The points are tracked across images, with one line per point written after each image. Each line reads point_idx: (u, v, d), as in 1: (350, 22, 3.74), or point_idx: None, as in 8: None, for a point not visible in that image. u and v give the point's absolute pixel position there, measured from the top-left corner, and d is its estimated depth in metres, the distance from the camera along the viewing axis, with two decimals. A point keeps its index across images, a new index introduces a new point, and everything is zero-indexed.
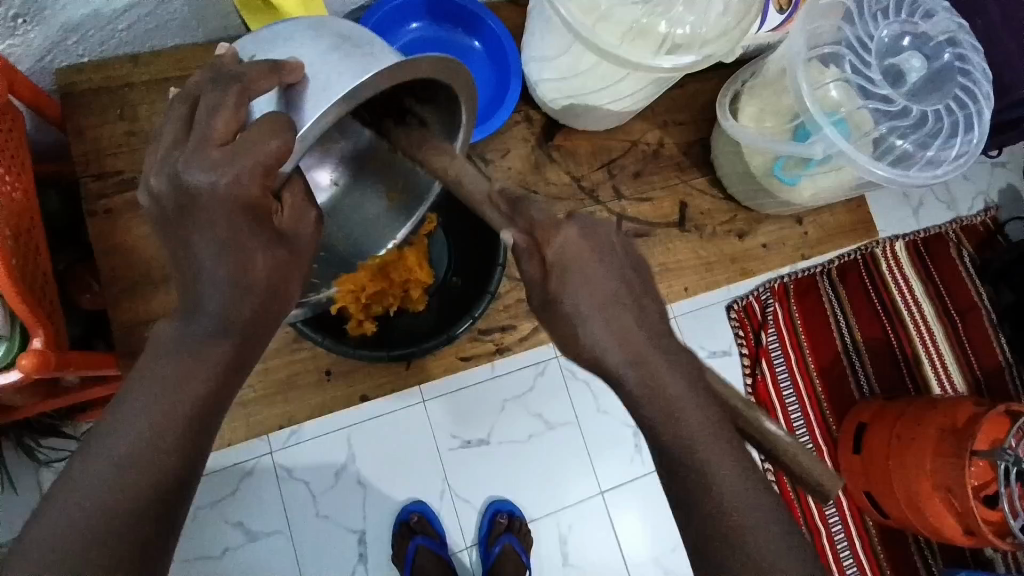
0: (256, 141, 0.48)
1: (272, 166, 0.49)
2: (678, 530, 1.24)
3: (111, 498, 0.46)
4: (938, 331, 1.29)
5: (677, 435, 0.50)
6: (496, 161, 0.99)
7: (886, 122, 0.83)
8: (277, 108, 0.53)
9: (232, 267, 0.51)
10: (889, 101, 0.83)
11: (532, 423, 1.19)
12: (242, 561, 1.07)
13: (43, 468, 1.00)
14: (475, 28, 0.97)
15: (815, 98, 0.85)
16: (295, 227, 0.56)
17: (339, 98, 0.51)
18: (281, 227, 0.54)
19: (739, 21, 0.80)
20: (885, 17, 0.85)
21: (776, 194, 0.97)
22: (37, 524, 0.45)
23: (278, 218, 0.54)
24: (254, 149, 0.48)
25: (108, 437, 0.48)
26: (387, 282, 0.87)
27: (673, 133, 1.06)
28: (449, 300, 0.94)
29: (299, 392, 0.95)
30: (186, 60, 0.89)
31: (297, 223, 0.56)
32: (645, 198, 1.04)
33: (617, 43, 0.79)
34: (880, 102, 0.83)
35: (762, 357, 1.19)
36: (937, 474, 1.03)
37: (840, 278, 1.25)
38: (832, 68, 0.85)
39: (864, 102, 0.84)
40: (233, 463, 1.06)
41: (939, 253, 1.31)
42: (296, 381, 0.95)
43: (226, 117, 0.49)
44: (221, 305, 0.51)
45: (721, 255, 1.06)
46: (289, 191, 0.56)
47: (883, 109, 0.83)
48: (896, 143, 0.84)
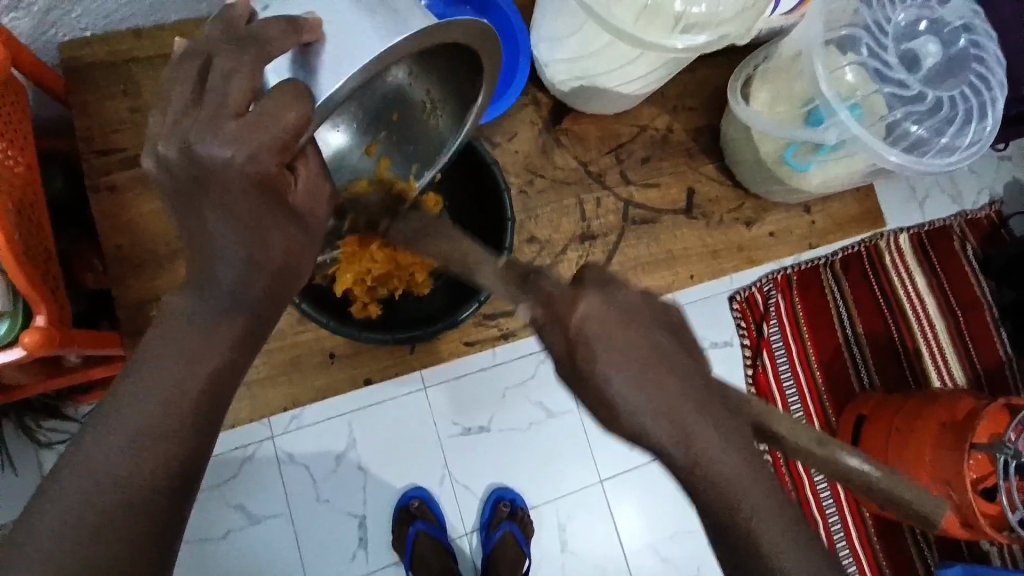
0: (275, 113, 0.46)
1: (290, 141, 0.47)
2: (676, 518, 1.25)
3: (118, 474, 0.46)
4: (940, 324, 1.29)
5: (693, 423, 0.49)
6: (504, 144, 0.98)
7: (901, 108, 0.82)
8: (293, 73, 0.51)
9: (253, 245, 0.50)
10: (904, 86, 0.83)
11: (533, 410, 1.19)
12: (243, 544, 1.07)
13: (43, 449, 0.99)
14: (485, 8, 0.95)
15: (831, 83, 0.83)
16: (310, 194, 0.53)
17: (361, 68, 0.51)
18: (296, 204, 0.52)
19: (756, 2, 0.78)
20: (901, 1, 0.84)
21: (785, 181, 0.96)
22: (43, 499, 0.46)
23: (293, 194, 0.51)
24: (274, 126, 0.46)
25: (114, 413, 0.48)
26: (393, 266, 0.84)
27: (683, 119, 1.05)
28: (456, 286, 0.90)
29: (304, 373, 0.95)
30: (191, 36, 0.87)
31: (312, 203, 0.53)
32: (653, 184, 1.03)
33: (632, 22, 0.77)
34: (896, 87, 0.83)
35: (764, 348, 1.19)
36: (937, 467, 1.03)
37: (844, 271, 1.24)
38: (848, 53, 0.84)
39: (880, 87, 0.83)
40: (234, 447, 1.06)
41: (945, 246, 1.30)
42: (301, 362, 0.95)
43: (243, 87, 0.46)
44: (234, 284, 0.50)
45: (728, 243, 1.05)
46: (303, 163, 0.53)
47: (899, 95, 0.82)
48: (911, 130, 0.83)
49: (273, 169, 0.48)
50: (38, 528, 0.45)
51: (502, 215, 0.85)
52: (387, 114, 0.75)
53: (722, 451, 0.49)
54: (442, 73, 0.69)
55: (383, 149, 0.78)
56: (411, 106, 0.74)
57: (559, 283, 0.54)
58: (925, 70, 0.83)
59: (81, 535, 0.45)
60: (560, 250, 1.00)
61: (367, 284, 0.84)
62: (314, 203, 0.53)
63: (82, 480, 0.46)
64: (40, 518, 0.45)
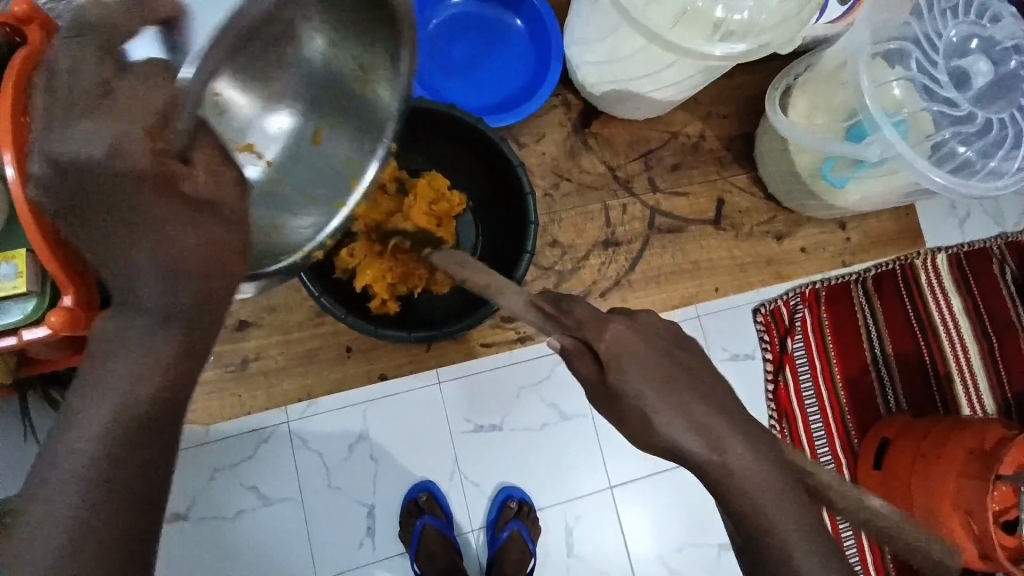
0: (141, 97, 0.45)
1: (154, 123, 0.44)
2: (685, 529, 1.23)
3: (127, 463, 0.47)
4: (973, 349, 1.21)
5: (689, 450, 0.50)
6: (531, 145, 0.97)
7: (950, 128, 0.79)
8: (159, 52, 0.48)
9: None
10: (954, 105, 0.79)
11: (545, 412, 1.19)
12: (254, 524, 1.09)
13: None
14: (517, 6, 0.94)
15: (877, 96, 0.80)
16: (215, 186, 0.47)
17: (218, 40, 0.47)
18: (199, 194, 0.46)
19: (800, 9, 0.75)
20: (954, 15, 0.80)
21: (819, 196, 0.93)
22: (64, 481, 0.47)
23: (190, 183, 0.46)
24: (141, 109, 0.44)
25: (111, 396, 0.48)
26: (410, 263, 0.84)
27: (716, 126, 1.03)
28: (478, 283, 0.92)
29: (319, 364, 1.07)
30: None
31: (219, 187, 0.47)
32: (681, 193, 1.02)
33: (669, 26, 0.75)
34: (944, 105, 0.79)
35: (788, 363, 1.13)
36: (959, 494, 0.99)
37: (876, 287, 1.18)
38: (897, 66, 0.81)
39: (928, 104, 0.79)
40: (250, 429, 1.08)
41: (982, 268, 1.22)
42: (317, 354, 1.07)
43: (100, 77, 0.45)
44: None
45: (757, 256, 1.06)
46: (200, 152, 0.47)
47: (948, 113, 0.79)
48: (958, 150, 0.79)
49: (146, 159, 0.43)
50: (57, 501, 0.47)
51: (527, 220, 0.82)
52: (321, 104, 0.67)
53: None
54: (360, 36, 0.63)
55: (330, 134, 0.69)
56: (341, 83, 0.66)
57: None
58: (975, 89, 0.79)
59: (106, 510, 0.47)
60: (582, 255, 0.98)
61: (386, 280, 0.84)
62: (222, 194, 0.48)
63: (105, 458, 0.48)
64: (64, 501, 0.47)
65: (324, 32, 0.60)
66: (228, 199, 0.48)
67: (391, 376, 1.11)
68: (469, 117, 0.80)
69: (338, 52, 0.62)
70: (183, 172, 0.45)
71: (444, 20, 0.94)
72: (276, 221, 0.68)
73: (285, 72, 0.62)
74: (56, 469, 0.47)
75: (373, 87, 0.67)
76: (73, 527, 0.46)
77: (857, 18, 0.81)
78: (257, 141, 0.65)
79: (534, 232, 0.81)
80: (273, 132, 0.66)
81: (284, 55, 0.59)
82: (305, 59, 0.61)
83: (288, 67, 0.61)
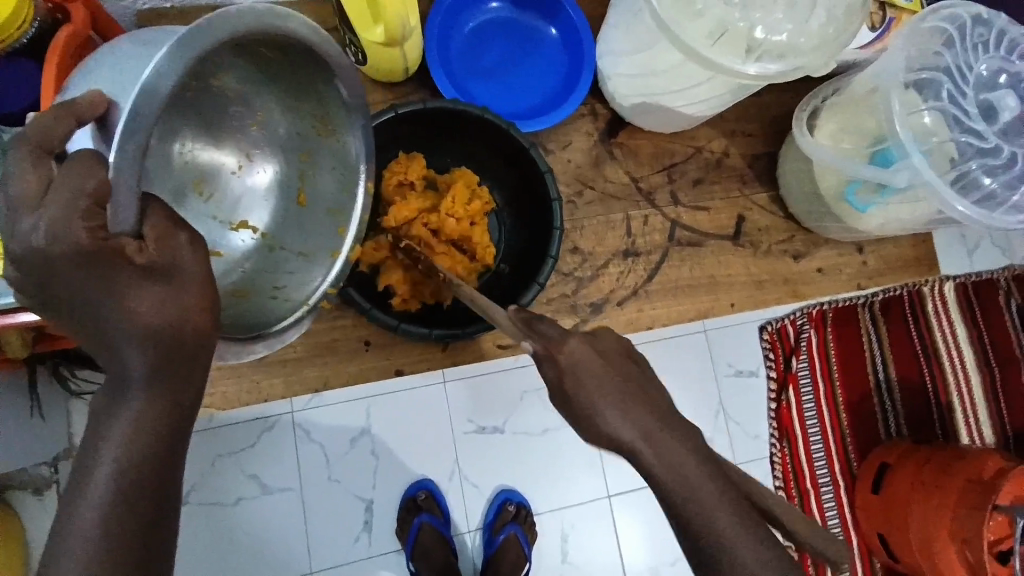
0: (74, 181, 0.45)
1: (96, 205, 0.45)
2: (680, 542, 1.23)
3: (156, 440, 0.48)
4: (975, 380, 1.21)
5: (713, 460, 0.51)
6: (558, 152, 0.98)
7: (977, 159, 0.79)
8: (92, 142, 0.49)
9: None
10: (982, 137, 0.80)
11: (549, 417, 1.19)
12: (253, 512, 1.09)
13: (74, 399, 0.99)
14: (553, 15, 0.95)
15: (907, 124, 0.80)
16: (168, 253, 0.49)
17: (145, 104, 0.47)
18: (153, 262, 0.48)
19: (839, 33, 0.77)
20: (985, 50, 0.81)
21: (842, 219, 0.94)
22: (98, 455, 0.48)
23: (141, 255, 0.47)
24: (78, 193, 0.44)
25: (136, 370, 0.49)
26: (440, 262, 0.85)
27: (740, 143, 1.04)
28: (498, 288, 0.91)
29: (338, 358, 1.07)
30: None
31: (172, 254, 0.49)
32: (702, 207, 1.03)
33: (708, 43, 0.76)
34: (973, 136, 0.80)
35: (790, 383, 1.13)
36: (956, 523, 0.99)
37: (882, 312, 1.19)
38: (928, 96, 0.82)
39: (956, 134, 0.80)
40: (255, 417, 1.08)
41: (988, 300, 1.23)
42: (338, 347, 1.07)
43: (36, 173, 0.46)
44: None
45: (774, 275, 1.06)
46: (152, 222, 0.49)
47: (976, 145, 0.80)
48: (984, 181, 0.79)
49: (86, 239, 0.45)
50: (102, 470, 0.49)
51: (551, 223, 0.82)
52: (293, 162, 0.73)
53: None
54: (294, 86, 0.67)
55: (311, 192, 0.74)
56: (308, 139, 0.72)
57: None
58: (1002, 123, 0.80)
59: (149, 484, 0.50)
60: (601, 263, 0.99)
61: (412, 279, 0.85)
62: (176, 257, 0.50)
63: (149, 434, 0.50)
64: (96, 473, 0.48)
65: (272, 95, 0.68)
66: (185, 262, 0.50)
67: (407, 372, 1.11)
68: (500, 120, 0.81)
69: (296, 113, 0.69)
70: (131, 246, 0.47)
71: (479, 23, 0.95)
72: (276, 285, 0.71)
73: (258, 146, 0.71)
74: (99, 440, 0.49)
75: (337, 132, 0.71)
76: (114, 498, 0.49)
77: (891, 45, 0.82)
78: (245, 214, 0.72)
79: (557, 236, 0.82)
80: (257, 203, 0.72)
81: (247, 129, 0.69)
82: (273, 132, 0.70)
83: (259, 142, 0.70)
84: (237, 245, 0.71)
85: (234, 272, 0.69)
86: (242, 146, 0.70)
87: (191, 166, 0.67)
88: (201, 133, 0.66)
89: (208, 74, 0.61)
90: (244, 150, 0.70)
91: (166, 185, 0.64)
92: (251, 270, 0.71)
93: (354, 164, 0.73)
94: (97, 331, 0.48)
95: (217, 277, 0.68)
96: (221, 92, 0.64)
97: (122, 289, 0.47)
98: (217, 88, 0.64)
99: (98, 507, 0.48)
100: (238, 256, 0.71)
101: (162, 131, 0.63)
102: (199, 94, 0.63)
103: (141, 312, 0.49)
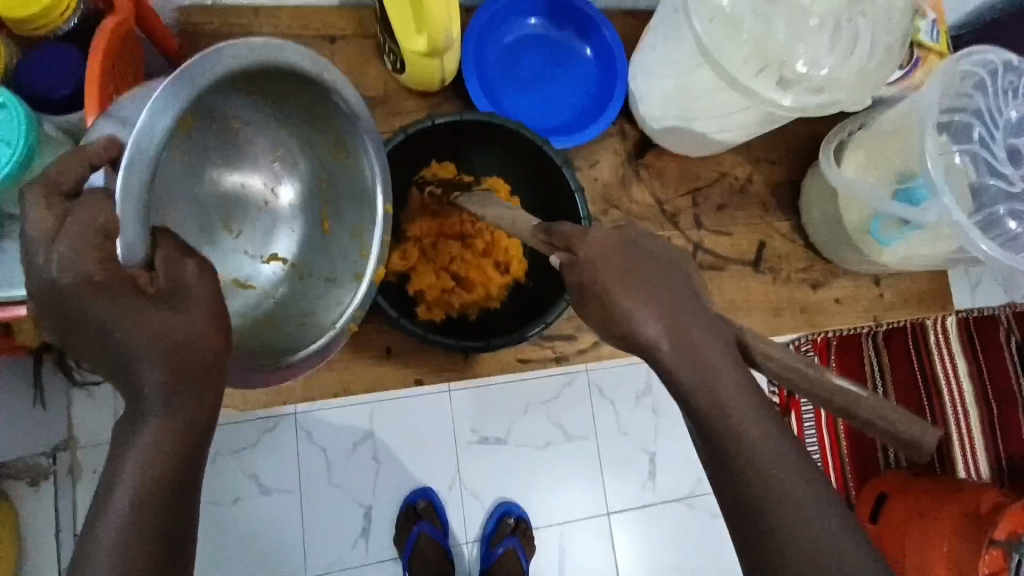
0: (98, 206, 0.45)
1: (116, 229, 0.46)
2: (674, 561, 1.23)
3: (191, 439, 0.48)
4: (975, 416, 1.21)
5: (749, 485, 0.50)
6: (585, 169, 0.99)
7: (1004, 203, 0.81)
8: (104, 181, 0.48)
9: None
10: (1009, 180, 0.81)
11: (552, 431, 1.19)
12: (252, 513, 1.08)
13: (75, 388, 0.98)
14: (588, 36, 0.96)
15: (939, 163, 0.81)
16: (178, 279, 0.48)
17: (136, 134, 0.47)
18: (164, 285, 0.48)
19: (874, 73, 0.79)
20: (1015, 96, 0.83)
21: (863, 250, 0.96)
22: (131, 452, 0.48)
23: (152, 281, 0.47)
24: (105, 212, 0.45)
25: (174, 371, 0.49)
26: (472, 268, 0.86)
27: (764, 171, 1.05)
28: (524, 304, 0.90)
29: (357, 365, 1.05)
30: (308, 21, 0.93)
31: (181, 280, 0.49)
32: (725, 231, 1.04)
33: (748, 75, 0.77)
34: (1002, 180, 0.81)
35: (792, 409, 1.17)
36: (953, 558, 1.00)
37: (885, 342, 1.18)
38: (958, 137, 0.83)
39: (986, 177, 0.81)
40: (259, 417, 1.07)
41: (990, 335, 1.23)
42: (356, 357, 1.04)
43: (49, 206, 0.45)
44: None
45: (792, 302, 1.07)
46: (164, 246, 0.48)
47: (1004, 188, 0.81)
48: (1010, 224, 0.81)
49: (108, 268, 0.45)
50: (134, 456, 0.48)
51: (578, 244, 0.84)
52: (315, 192, 0.73)
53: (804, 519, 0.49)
54: (304, 114, 0.68)
55: (335, 221, 0.73)
56: (327, 167, 0.72)
57: (655, 304, 0.53)
58: None
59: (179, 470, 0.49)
60: None
61: (443, 284, 0.85)
62: (185, 283, 0.49)
63: (182, 420, 0.49)
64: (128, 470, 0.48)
65: (287, 127, 0.70)
66: (193, 287, 0.49)
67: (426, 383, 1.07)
68: (535, 137, 0.82)
69: (311, 143, 0.71)
70: (143, 277, 0.47)
71: (516, 38, 0.96)
72: (305, 313, 0.70)
73: (280, 179, 0.72)
74: (132, 425, 0.48)
75: (352, 157, 0.70)
76: (147, 483, 0.48)
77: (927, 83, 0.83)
78: (272, 247, 0.72)
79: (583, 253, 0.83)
80: (283, 234, 0.73)
81: (272, 164, 0.71)
82: (295, 165, 0.72)
83: (284, 175, 0.72)
84: (267, 277, 0.71)
85: (266, 304, 0.70)
86: (266, 179, 0.71)
87: (220, 201, 0.68)
88: (226, 169, 0.69)
89: (218, 112, 0.64)
90: (270, 183, 0.72)
91: (195, 220, 0.65)
92: (282, 301, 0.71)
93: (369, 188, 0.70)
94: (117, 346, 0.47)
95: (247, 308, 0.68)
96: (239, 128, 0.67)
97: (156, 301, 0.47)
98: (232, 125, 0.67)
99: (123, 503, 0.47)
100: (267, 287, 0.71)
101: (188, 167, 0.65)
102: (215, 134, 0.66)
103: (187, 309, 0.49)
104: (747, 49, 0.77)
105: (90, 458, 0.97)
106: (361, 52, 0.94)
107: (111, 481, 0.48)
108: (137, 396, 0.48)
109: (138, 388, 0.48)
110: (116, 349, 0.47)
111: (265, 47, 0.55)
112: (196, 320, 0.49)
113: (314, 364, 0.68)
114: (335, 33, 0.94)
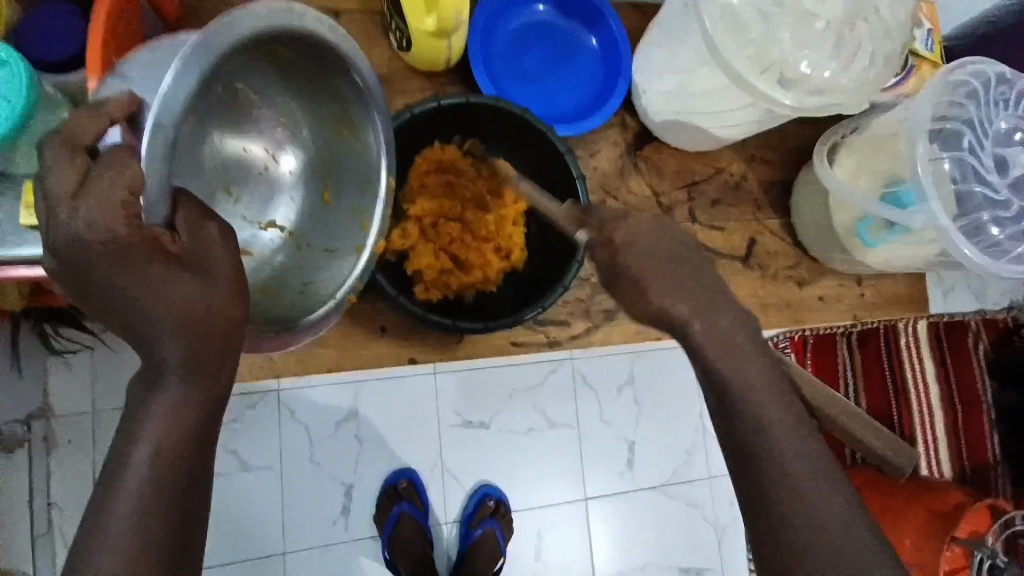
0: (110, 169, 0.45)
1: (131, 194, 0.45)
2: (649, 547, 1.26)
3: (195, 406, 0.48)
4: (940, 417, 1.26)
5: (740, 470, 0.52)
6: (585, 158, 1.00)
7: (989, 210, 0.84)
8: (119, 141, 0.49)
9: None
10: (995, 190, 0.84)
11: (534, 417, 1.20)
12: (231, 490, 1.07)
13: (53, 356, 0.96)
14: (594, 25, 0.96)
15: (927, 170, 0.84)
16: (192, 243, 0.49)
17: (156, 101, 0.48)
18: (182, 251, 0.48)
19: (874, 78, 0.81)
20: (1006, 107, 0.86)
21: (850, 250, 0.99)
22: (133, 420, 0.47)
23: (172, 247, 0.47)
24: (121, 175, 0.44)
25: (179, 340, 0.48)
26: (473, 250, 0.86)
27: (758, 169, 1.07)
28: (520, 289, 0.91)
29: (353, 341, 1.05)
30: None
31: (195, 242, 0.49)
32: (717, 227, 1.06)
33: (754, 72, 0.78)
34: (988, 188, 0.84)
35: None
36: (912, 550, 1.04)
37: (859, 343, 1.22)
38: (951, 145, 0.86)
39: (973, 185, 0.84)
40: (241, 394, 1.06)
41: (960, 341, 1.28)
42: (354, 333, 1.05)
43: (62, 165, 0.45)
44: None
45: (778, 299, 1.10)
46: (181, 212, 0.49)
47: (989, 197, 0.84)
48: (993, 232, 0.84)
49: (121, 231, 0.44)
50: (138, 420, 0.47)
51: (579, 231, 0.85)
52: (315, 162, 0.72)
53: (793, 504, 0.51)
54: (308, 84, 0.68)
55: (335, 192, 0.73)
56: (330, 138, 0.72)
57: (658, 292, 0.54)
58: (1014, 176, 0.84)
59: (189, 439, 0.48)
60: None
61: (442, 265, 0.85)
62: (204, 248, 0.49)
63: (192, 385, 0.49)
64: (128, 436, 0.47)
65: (291, 95, 0.69)
66: (203, 252, 0.49)
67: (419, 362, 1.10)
68: (540, 124, 0.82)
69: (315, 114, 0.70)
70: (166, 237, 0.47)
71: (521, 24, 0.95)
72: (305, 282, 0.70)
73: (281, 147, 0.71)
74: (139, 389, 0.48)
75: (357, 130, 0.71)
76: (151, 449, 0.47)
77: (921, 93, 0.86)
78: (271, 214, 0.70)
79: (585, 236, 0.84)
80: (282, 202, 0.71)
81: (272, 130, 0.69)
82: (297, 133, 0.71)
83: (285, 144, 0.71)
84: (265, 245, 0.69)
85: (263, 272, 0.68)
86: (266, 145, 0.69)
87: (218, 165, 0.65)
88: (226, 131, 0.66)
89: (226, 73, 0.62)
90: (270, 149, 0.70)
91: (198, 187, 0.63)
92: (280, 269, 0.70)
93: (372, 163, 0.72)
94: (119, 313, 0.46)
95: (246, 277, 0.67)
96: (241, 92, 0.65)
97: (159, 271, 0.46)
98: (235, 87, 0.64)
99: (120, 470, 0.47)
100: (266, 255, 0.69)
101: (196, 131, 0.61)
102: (220, 96, 0.64)
103: (197, 275, 0.48)
104: (757, 45, 0.77)
105: (67, 428, 0.95)
106: (364, 27, 0.92)
107: (115, 444, 0.48)
108: (145, 360, 0.48)
109: (141, 354, 0.47)
110: (121, 315, 0.46)
111: (288, 14, 0.56)
112: (216, 287, 0.49)
113: (315, 332, 0.68)
114: (338, 6, 0.92)
